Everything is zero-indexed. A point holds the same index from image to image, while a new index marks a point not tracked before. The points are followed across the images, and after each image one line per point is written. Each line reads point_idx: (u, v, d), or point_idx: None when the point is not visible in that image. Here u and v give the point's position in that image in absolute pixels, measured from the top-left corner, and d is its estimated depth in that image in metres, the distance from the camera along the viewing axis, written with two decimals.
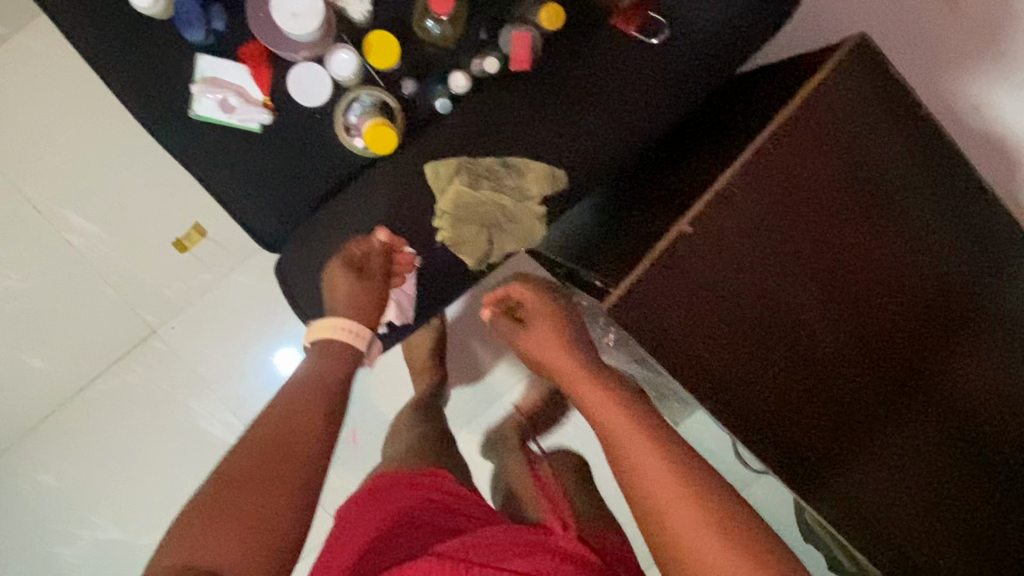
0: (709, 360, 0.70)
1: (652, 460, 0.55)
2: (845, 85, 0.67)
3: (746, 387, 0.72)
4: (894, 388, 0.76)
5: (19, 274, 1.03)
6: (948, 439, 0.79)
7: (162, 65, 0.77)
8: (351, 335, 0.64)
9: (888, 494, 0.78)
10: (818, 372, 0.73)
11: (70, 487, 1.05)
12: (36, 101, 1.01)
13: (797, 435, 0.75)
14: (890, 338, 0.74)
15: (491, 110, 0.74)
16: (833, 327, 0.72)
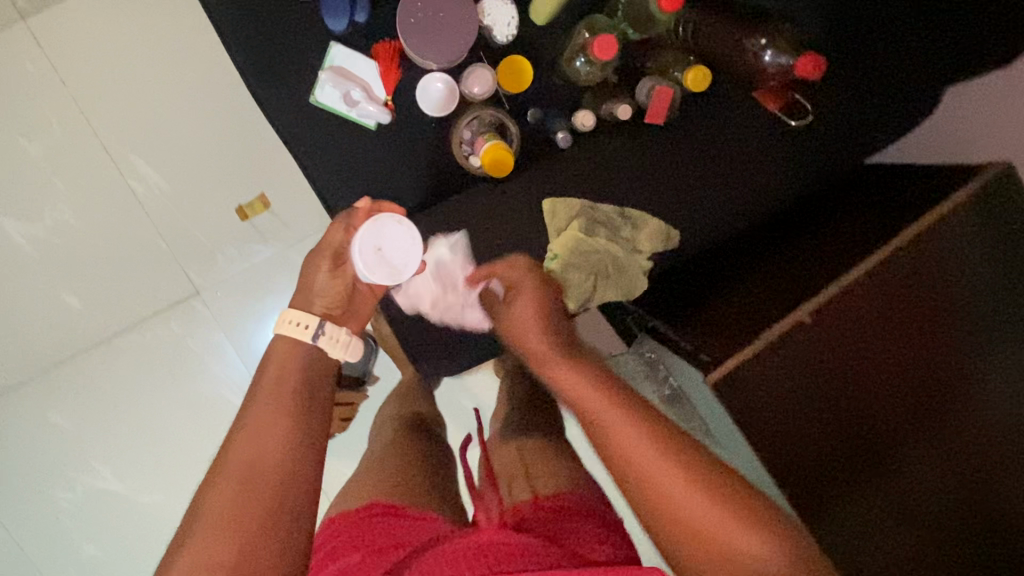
0: (768, 407, 0.66)
1: (656, 468, 0.52)
2: (966, 219, 0.65)
3: (795, 432, 0.67)
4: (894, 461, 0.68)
5: (72, 211, 1.16)
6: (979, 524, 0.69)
7: (294, 44, 0.77)
8: (293, 326, 0.63)
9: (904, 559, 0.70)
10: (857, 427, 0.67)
11: (81, 413, 1.21)
12: (146, 64, 1.13)
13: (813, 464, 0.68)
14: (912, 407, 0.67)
15: (609, 157, 0.75)
16: (874, 400, 0.67)
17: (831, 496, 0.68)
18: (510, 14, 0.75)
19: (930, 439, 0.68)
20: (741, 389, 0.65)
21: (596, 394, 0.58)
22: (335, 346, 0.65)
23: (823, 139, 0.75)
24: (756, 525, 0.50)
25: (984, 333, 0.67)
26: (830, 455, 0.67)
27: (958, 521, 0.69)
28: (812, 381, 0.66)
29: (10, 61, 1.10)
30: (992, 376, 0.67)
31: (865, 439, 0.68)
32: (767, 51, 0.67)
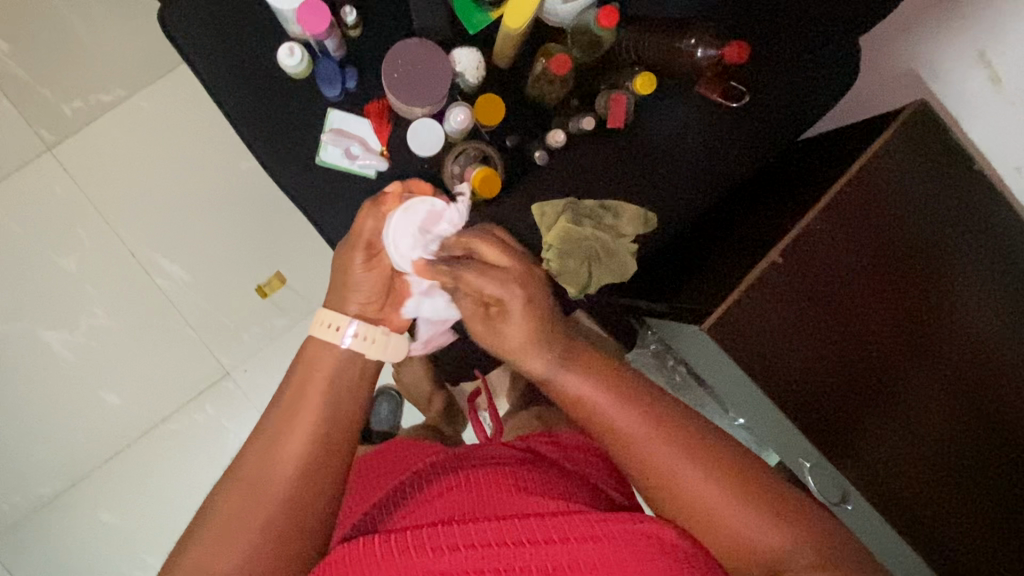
0: (763, 344, 0.73)
1: (666, 453, 0.60)
2: (903, 149, 0.74)
3: (792, 365, 0.74)
4: (881, 377, 0.76)
5: (107, 314, 1.25)
6: (968, 416, 0.77)
7: (298, 116, 0.89)
8: (330, 329, 0.67)
9: (908, 463, 0.77)
10: (844, 350, 0.75)
11: (129, 506, 1.26)
12: (160, 171, 1.25)
13: (812, 389, 0.75)
14: (888, 324, 0.75)
15: (584, 161, 0.84)
16: (853, 324, 0.75)
17: (848, 429, 0.76)
18: (478, 60, 0.86)
19: (924, 359, 0.76)
20: (736, 332, 0.72)
21: (595, 397, 0.64)
22: (370, 346, 0.68)
23: (766, 117, 0.85)
24: (746, 494, 0.59)
25: (944, 253, 0.76)
26: (836, 389, 0.75)
27: (962, 432, 0.77)
28: (797, 316, 0.73)
29: (42, 188, 1.23)
30: (962, 292, 0.76)
31: (865, 369, 0.75)
32: (698, 48, 0.79)
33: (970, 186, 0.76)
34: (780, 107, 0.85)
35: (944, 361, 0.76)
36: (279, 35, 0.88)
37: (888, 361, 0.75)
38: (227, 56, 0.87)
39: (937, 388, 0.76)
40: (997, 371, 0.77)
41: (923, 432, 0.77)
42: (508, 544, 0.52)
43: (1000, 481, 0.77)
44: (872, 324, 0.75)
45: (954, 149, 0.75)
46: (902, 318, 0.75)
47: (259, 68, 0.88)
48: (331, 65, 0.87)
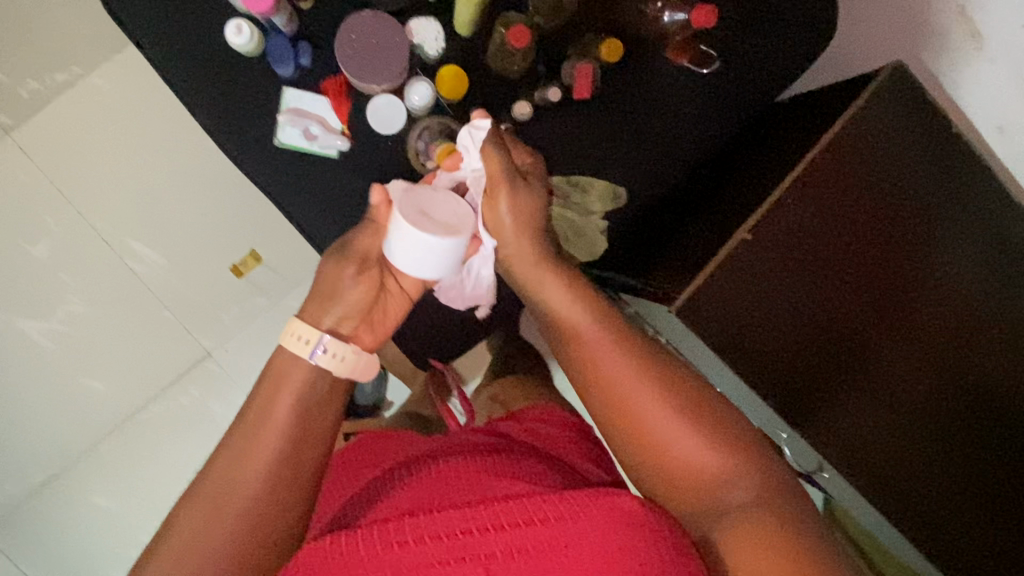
0: (739, 325, 0.70)
1: (666, 426, 0.61)
2: (880, 112, 0.71)
3: (770, 344, 0.71)
4: (861, 349, 0.74)
5: (83, 301, 1.23)
6: (946, 382, 0.76)
7: (251, 97, 0.85)
8: (295, 341, 0.62)
9: (892, 436, 0.75)
10: (823, 325, 0.73)
11: (121, 489, 1.26)
12: (125, 153, 1.22)
13: (793, 368, 0.72)
14: (867, 295, 0.73)
15: (550, 134, 0.81)
16: (833, 296, 0.72)
17: (830, 402, 0.74)
18: (436, 30, 0.82)
19: (902, 327, 0.74)
20: (710, 314, 0.70)
21: (618, 356, 0.64)
22: (341, 364, 0.63)
23: (738, 80, 0.81)
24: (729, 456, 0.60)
25: (923, 218, 0.73)
26: (816, 362, 0.73)
27: (940, 397, 0.76)
28: (774, 292, 0.71)
29: (4, 174, 1.19)
30: (940, 258, 0.74)
31: (845, 339, 0.73)
32: (664, 12, 0.78)
33: (947, 146, 0.73)
34: (752, 69, 0.81)
35: (922, 327, 0.75)
36: (226, 12, 0.84)
37: (868, 332, 0.74)
38: (172, 38, 0.83)
39: (915, 355, 0.75)
40: (972, 334, 0.76)
41: (903, 402, 0.75)
42: (464, 532, 0.52)
43: (974, 443, 0.77)
44: (851, 294, 0.73)
45: (930, 110, 0.72)
46: (881, 287, 0.73)
47: (207, 49, 0.84)
48: (283, 42, 0.83)
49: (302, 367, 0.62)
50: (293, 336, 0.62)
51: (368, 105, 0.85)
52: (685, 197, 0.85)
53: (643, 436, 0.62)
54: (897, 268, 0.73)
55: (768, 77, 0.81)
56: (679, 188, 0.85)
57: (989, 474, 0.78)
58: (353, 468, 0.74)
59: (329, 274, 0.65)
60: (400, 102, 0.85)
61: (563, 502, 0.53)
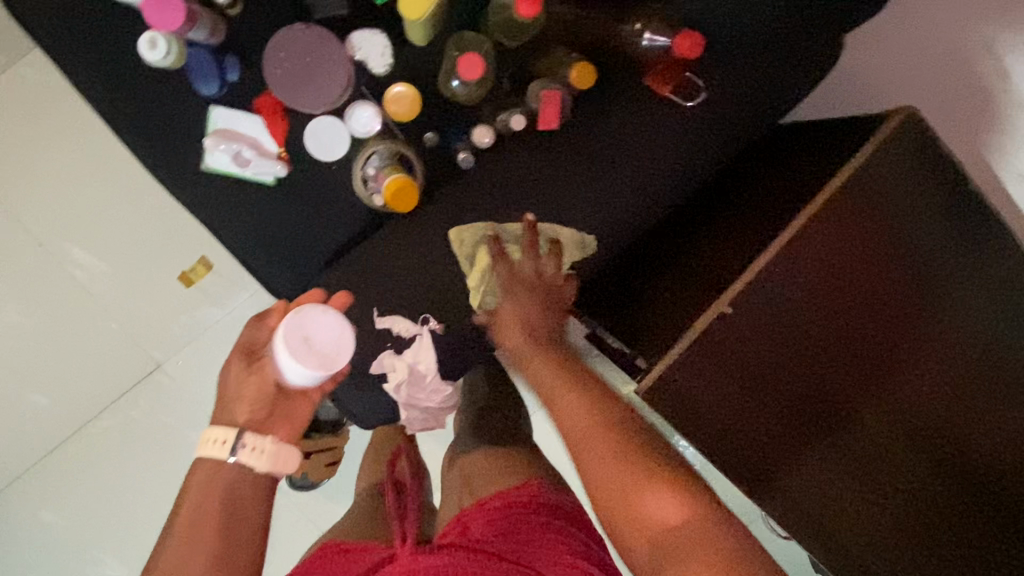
0: (713, 405, 0.63)
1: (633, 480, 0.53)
2: (888, 165, 0.61)
3: (749, 427, 0.63)
4: (852, 430, 0.65)
5: (20, 310, 1.15)
6: (953, 470, 0.67)
7: (172, 117, 0.74)
8: (209, 444, 0.60)
9: (888, 530, 0.67)
10: (810, 404, 0.64)
11: (69, 505, 1.20)
12: (59, 151, 1.11)
13: (775, 453, 0.64)
14: (863, 371, 0.64)
15: (513, 169, 0.72)
16: (823, 372, 0.64)
17: (817, 493, 0.65)
18: (382, 42, 0.72)
19: (903, 409, 0.66)
20: (681, 394, 0.62)
21: (573, 395, 0.60)
22: (258, 457, 0.60)
23: (732, 110, 0.70)
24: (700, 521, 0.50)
25: (934, 290, 0.64)
26: (801, 447, 0.65)
27: (947, 489, 0.67)
28: (755, 369, 0.63)
29: None
30: (952, 335, 0.65)
31: (835, 421, 0.65)
32: (644, 35, 0.67)
33: (967, 206, 0.63)
34: (747, 98, 0.70)
35: (926, 407, 0.66)
36: (140, 18, 0.72)
37: (862, 413, 0.65)
38: (77, 50, 0.72)
39: (915, 439, 0.66)
40: (986, 416, 0.66)
41: (902, 492, 0.67)
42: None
43: (989, 544, 0.68)
44: (843, 370, 0.64)
45: (949, 164, 0.62)
46: (878, 363, 0.64)
47: (118, 63, 0.72)
48: (205, 55, 0.72)
49: (216, 468, 0.59)
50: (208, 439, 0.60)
51: (306, 126, 0.73)
52: (667, 237, 0.76)
53: (613, 490, 0.54)
54: (900, 342, 0.64)
55: (762, 106, 0.71)
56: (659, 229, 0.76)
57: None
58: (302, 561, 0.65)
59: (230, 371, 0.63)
60: (341, 124, 0.73)
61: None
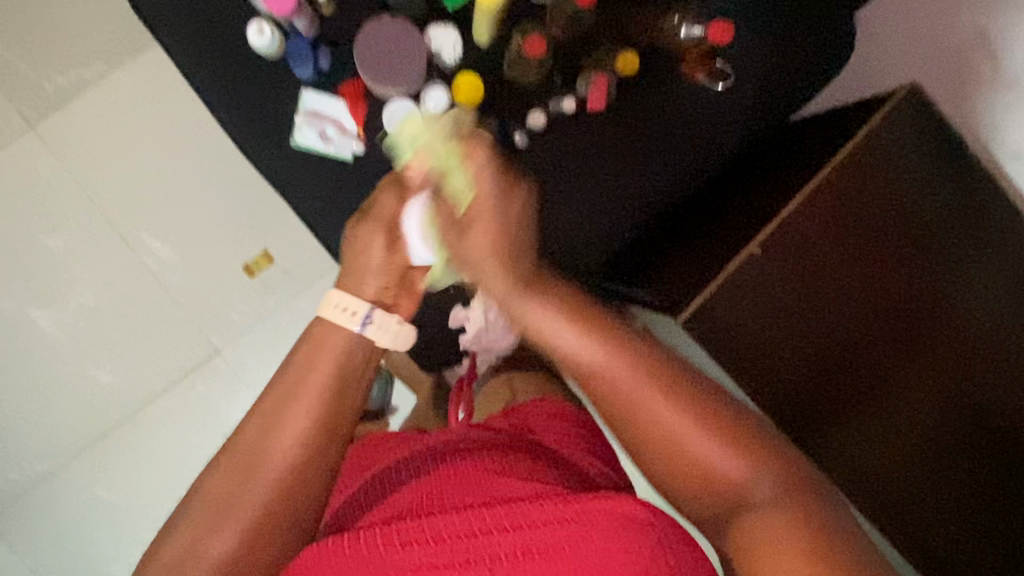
0: (745, 340, 0.71)
1: (681, 422, 0.55)
2: (894, 134, 0.71)
3: (777, 362, 0.72)
4: (868, 370, 0.74)
5: (96, 293, 1.25)
6: (955, 406, 0.76)
7: (268, 97, 0.86)
8: (340, 311, 0.60)
9: (894, 455, 0.76)
10: (831, 345, 0.72)
11: (124, 480, 1.27)
12: (143, 149, 1.23)
13: (799, 386, 0.73)
14: (876, 316, 0.73)
15: (565, 145, 0.82)
16: (843, 317, 0.72)
17: (835, 421, 0.74)
18: (455, 37, 0.83)
19: (912, 348, 0.74)
20: (716, 327, 0.70)
21: (569, 326, 0.58)
22: (386, 333, 0.61)
23: (754, 96, 0.81)
24: (710, 418, 0.55)
25: (937, 242, 0.73)
26: (821, 380, 0.73)
27: (948, 421, 0.76)
28: (781, 309, 0.71)
29: (26, 166, 1.22)
30: (955, 282, 0.74)
31: (852, 358, 0.73)
32: (682, 27, 0.77)
33: (962, 172, 0.73)
34: (767, 87, 0.81)
35: (932, 349, 0.74)
36: (247, 13, 0.85)
37: (877, 354, 0.73)
38: (193, 37, 0.84)
39: (923, 378, 0.75)
40: (983, 359, 0.75)
41: (909, 425, 0.75)
42: (490, 532, 0.53)
43: (982, 465, 0.78)
44: (859, 315, 0.73)
45: (946, 135, 0.72)
46: (890, 309, 0.73)
47: (228, 50, 0.85)
48: (304, 44, 0.83)
49: (348, 335, 0.59)
50: (340, 306, 0.60)
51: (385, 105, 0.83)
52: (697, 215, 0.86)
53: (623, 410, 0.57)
54: (908, 291, 0.73)
55: (782, 94, 0.82)
56: (692, 207, 0.86)
57: (992, 495, 0.78)
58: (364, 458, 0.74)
59: (367, 237, 0.62)
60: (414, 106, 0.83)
61: (568, 507, 0.53)
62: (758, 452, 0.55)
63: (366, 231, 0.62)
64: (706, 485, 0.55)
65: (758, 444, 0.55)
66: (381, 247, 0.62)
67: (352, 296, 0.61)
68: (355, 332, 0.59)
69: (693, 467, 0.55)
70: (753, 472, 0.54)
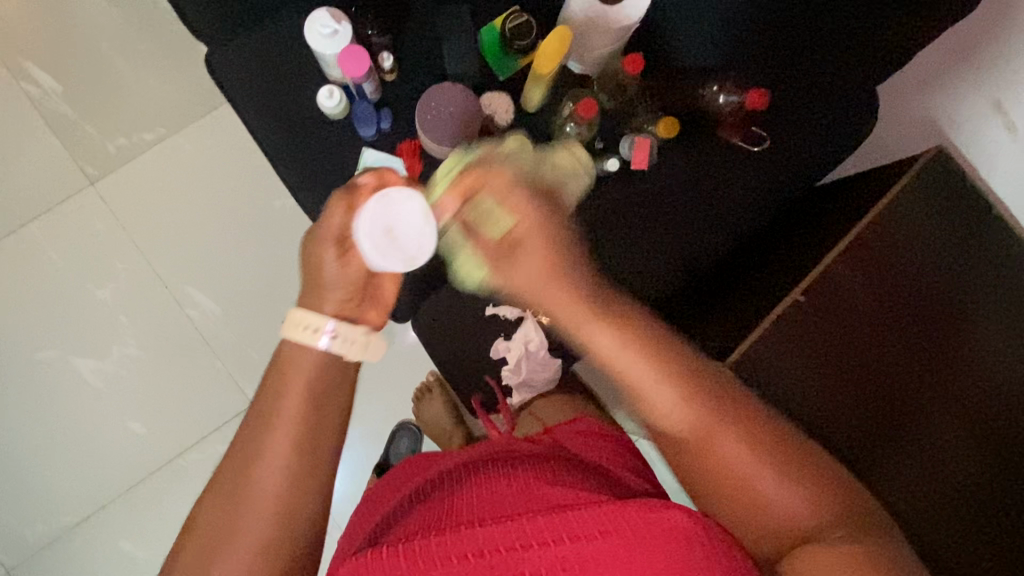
0: (786, 382, 0.76)
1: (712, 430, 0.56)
2: (922, 193, 0.77)
3: (817, 402, 0.76)
4: (907, 418, 0.75)
5: (137, 344, 1.28)
6: (1017, 469, 0.71)
7: (332, 154, 0.92)
8: (305, 330, 0.61)
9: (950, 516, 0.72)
10: (867, 389, 0.76)
11: (149, 534, 1.26)
12: (194, 207, 1.29)
13: (839, 428, 0.75)
14: (911, 364, 0.76)
15: (608, 205, 0.86)
16: (878, 363, 0.76)
17: (865, 462, 0.75)
18: (505, 103, 0.89)
19: (944, 396, 0.75)
20: (760, 367, 0.75)
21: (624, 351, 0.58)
22: (352, 347, 0.63)
23: (784, 161, 0.88)
24: (759, 444, 0.55)
25: (966, 300, 0.76)
26: (852, 419, 0.75)
27: (1012, 485, 0.71)
28: (817, 351, 0.76)
29: (81, 222, 1.27)
30: (988, 340, 0.75)
31: (889, 402, 0.76)
32: (720, 94, 0.84)
33: (992, 231, 0.77)
34: (798, 151, 0.87)
35: (979, 404, 0.74)
36: (315, 77, 0.92)
37: (915, 400, 0.75)
38: (265, 98, 0.90)
39: (971, 434, 0.73)
40: None
41: (962, 485, 0.73)
42: (524, 547, 0.50)
43: None
44: (894, 362, 0.76)
45: (973, 196, 0.77)
46: (924, 358, 0.76)
47: (297, 111, 0.91)
48: (367, 106, 0.90)
49: (315, 354, 0.61)
50: (305, 326, 0.61)
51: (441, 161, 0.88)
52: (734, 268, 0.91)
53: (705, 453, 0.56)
54: (943, 342, 0.76)
55: (812, 158, 0.88)
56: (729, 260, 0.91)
57: None
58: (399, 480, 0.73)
59: (322, 253, 0.62)
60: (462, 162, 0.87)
61: (599, 519, 0.51)
62: (810, 480, 0.54)
63: (319, 245, 0.62)
64: (756, 514, 0.54)
65: (795, 460, 0.55)
66: (337, 252, 0.62)
67: (316, 313, 0.62)
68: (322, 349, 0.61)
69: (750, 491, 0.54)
70: (801, 501, 0.53)
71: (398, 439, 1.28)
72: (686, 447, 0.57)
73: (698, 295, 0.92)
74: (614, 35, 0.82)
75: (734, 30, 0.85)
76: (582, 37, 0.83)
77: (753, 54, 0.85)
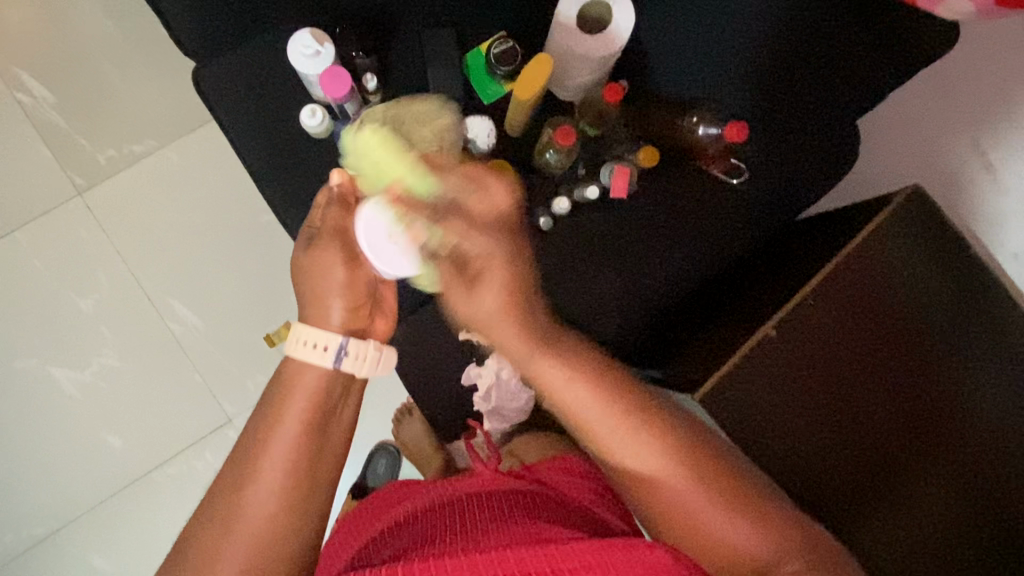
0: (759, 415, 0.76)
1: (674, 469, 0.59)
2: (898, 227, 0.76)
3: (785, 438, 0.76)
4: (875, 451, 0.77)
5: (118, 357, 1.28)
6: (971, 498, 0.75)
7: (314, 173, 0.91)
8: (311, 348, 0.62)
9: (906, 539, 0.77)
10: (838, 425, 0.76)
11: (120, 547, 1.25)
12: (181, 220, 1.29)
13: (809, 461, 0.77)
14: (881, 399, 0.76)
15: (588, 232, 0.87)
16: (849, 399, 0.76)
17: (846, 506, 0.77)
18: (488, 127, 0.87)
19: (927, 447, 0.76)
20: (732, 401, 0.75)
21: (575, 384, 0.62)
22: (361, 364, 0.64)
23: (765, 196, 0.87)
24: (711, 480, 0.59)
25: (944, 345, 0.76)
26: (834, 461, 0.76)
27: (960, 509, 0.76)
28: (790, 388, 0.76)
29: (68, 232, 1.27)
30: (965, 389, 0.76)
31: (855, 435, 0.77)
32: (699, 126, 0.84)
33: (966, 263, 0.76)
34: (781, 184, 0.87)
35: (942, 438, 0.76)
36: (300, 97, 0.92)
37: (883, 434, 0.76)
38: (250, 118, 0.91)
39: (933, 465, 0.76)
40: (995, 451, 0.75)
41: (921, 511, 0.77)
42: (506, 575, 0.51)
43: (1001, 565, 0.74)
44: (864, 398, 0.76)
45: (950, 229, 0.76)
46: (894, 393, 0.76)
47: (281, 130, 0.91)
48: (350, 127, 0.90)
49: (322, 372, 0.62)
50: (311, 344, 0.62)
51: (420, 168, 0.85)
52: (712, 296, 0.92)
53: (648, 485, 0.60)
54: (913, 377, 0.76)
55: (795, 191, 0.88)
56: (709, 289, 0.91)
57: None
58: (373, 511, 0.72)
59: (325, 262, 0.63)
60: None
61: (577, 556, 0.52)
62: (766, 516, 0.58)
63: (325, 266, 0.63)
64: (707, 547, 0.58)
65: (761, 509, 0.58)
66: (346, 269, 0.64)
67: (321, 330, 0.63)
68: (329, 367, 0.62)
69: (704, 528, 0.58)
70: (758, 538, 0.57)
71: (377, 460, 1.27)
72: (652, 488, 0.60)
73: (677, 324, 0.91)
74: (594, 65, 0.82)
75: (716, 63, 0.86)
76: (564, 68, 0.84)
77: (736, 86, 0.85)
